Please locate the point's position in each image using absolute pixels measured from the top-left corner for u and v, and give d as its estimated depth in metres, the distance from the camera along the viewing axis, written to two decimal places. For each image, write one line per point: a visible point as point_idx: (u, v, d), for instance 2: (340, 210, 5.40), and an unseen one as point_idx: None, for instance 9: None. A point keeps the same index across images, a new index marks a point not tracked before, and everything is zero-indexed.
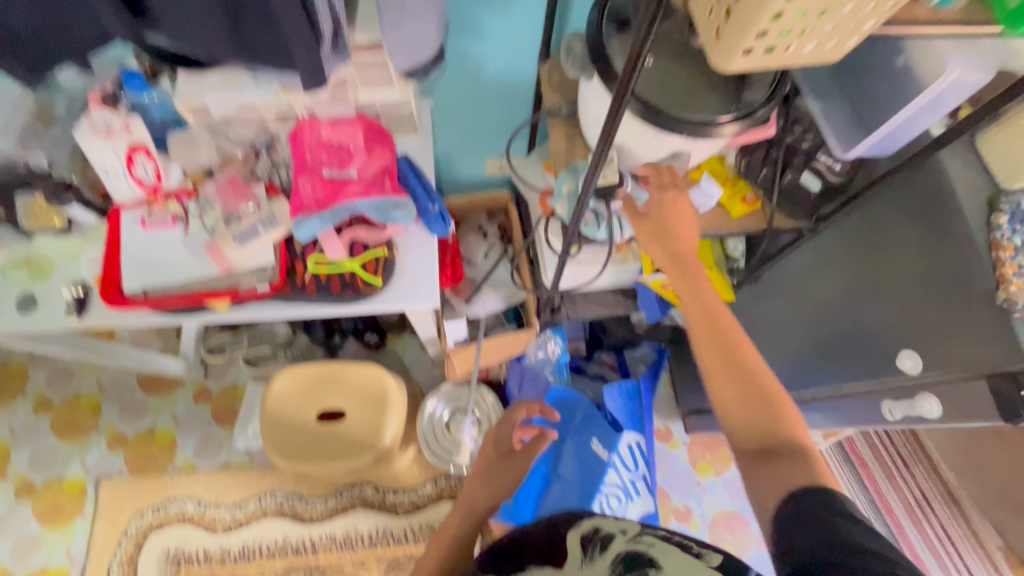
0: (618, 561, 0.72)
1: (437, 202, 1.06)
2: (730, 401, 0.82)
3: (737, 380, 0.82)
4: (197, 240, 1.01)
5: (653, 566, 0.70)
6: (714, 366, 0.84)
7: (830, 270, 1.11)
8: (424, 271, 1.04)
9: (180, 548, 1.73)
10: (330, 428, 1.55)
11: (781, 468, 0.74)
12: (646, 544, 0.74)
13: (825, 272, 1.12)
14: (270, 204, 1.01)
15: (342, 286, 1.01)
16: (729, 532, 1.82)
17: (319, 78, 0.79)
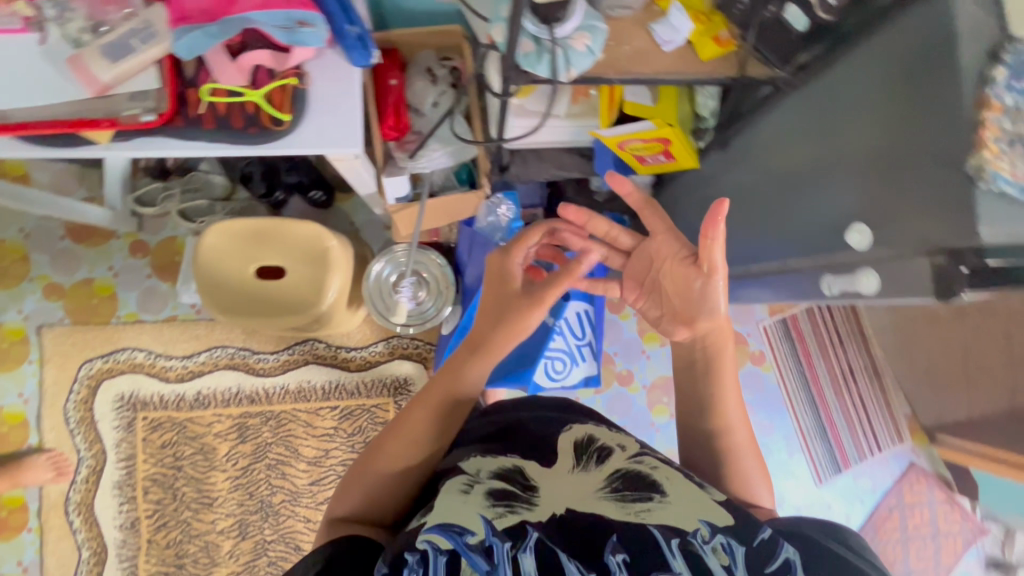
0: (616, 475, 0.78)
1: (356, 23, 0.88)
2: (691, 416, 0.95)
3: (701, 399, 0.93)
4: (58, 54, 0.83)
5: (655, 491, 0.75)
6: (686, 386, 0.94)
7: (799, 135, 1.01)
8: (342, 107, 0.90)
9: (134, 394, 1.77)
10: (271, 285, 1.49)
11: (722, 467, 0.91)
12: (646, 466, 0.80)
13: (795, 137, 1.02)
14: (147, 12, 0.83)
15: (246, 121, 0.87)
16: (666, 395, 1.94)
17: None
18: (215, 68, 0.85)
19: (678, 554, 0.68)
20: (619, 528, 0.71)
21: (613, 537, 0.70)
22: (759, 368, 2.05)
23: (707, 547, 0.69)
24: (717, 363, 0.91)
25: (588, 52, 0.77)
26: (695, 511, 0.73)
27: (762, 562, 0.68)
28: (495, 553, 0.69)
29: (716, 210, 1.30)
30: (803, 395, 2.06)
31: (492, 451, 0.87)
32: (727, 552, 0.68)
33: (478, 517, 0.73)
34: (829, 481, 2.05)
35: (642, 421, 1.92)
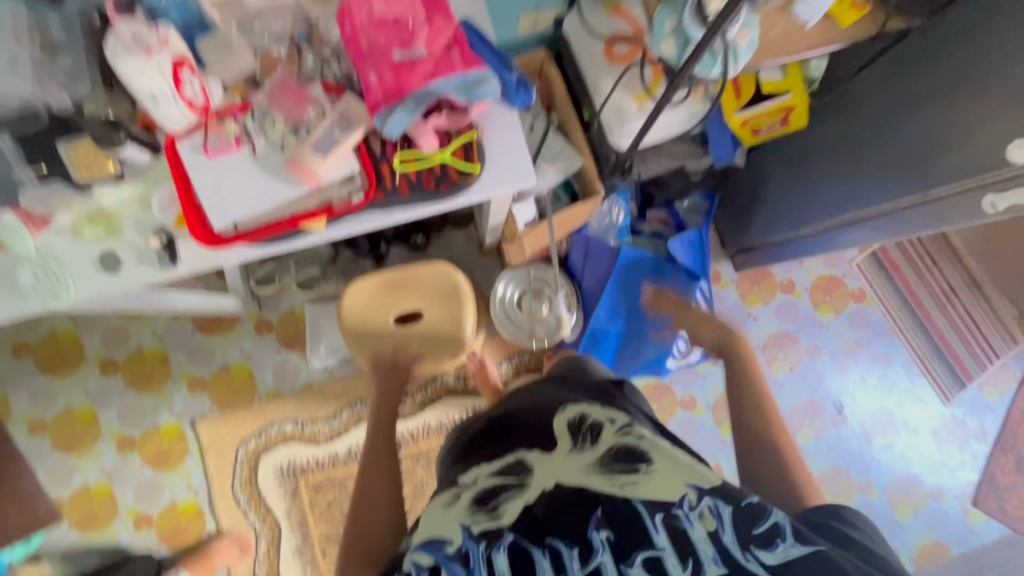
0: (609, 451, 0.87)
1: (514, 69, 0.96)
2: None
3: None
4: (270, 160, 0.92)
5: (642, 463, 0.85)
6: None
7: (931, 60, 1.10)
8: (512, 148, 0.98)
9: (292, 462, 1.86)
10: (411, 329, 1.57)
11: None
12: (635, 438, 0.88)
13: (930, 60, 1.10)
14: (337, 105, 0.92)
15: (436, 180, 0.96)
16: (781, 350, 2.04)
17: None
18: (409, 139, 0.94)
19: (661, 529, 0.78)
20: (605, 502, 0.81)
21: (598, 514, 0.80)
22: (862, 306, 2.09)
23: (692, 514, 0.79)
24: None
25: (750, 46, 0.85)
26: (681, 478, 0.83)
27: (750, 526, 0.78)
28: (472, 557, 0.78)
29: (827, 162, 1.36)
30: (910, 321, 2.10)
31: (489, 447, 0.95)
32: (714, 514, 0.79)
33: (458, 526, 0.82)
34: (957, 398, 2.08)
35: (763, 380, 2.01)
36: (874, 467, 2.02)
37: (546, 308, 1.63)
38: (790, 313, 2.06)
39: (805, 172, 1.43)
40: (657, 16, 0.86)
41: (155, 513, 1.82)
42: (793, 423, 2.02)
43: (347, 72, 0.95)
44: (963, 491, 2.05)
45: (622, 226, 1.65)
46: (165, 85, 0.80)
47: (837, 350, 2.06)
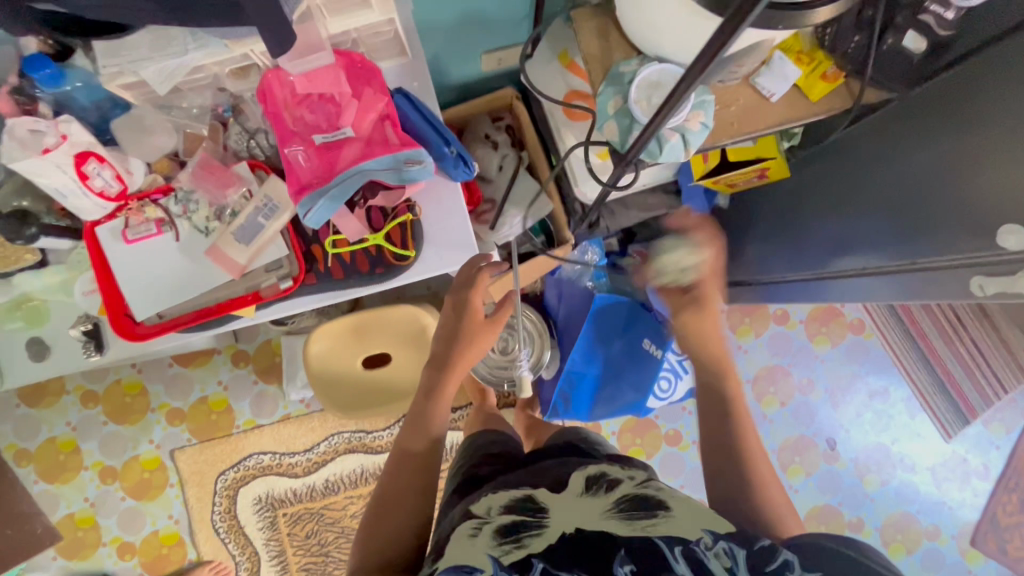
0: (625, 500, 0.63)
1: (452, 142, 0.88)
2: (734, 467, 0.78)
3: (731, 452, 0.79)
4: (194, 245, 0.87)
5: (662, 509, 0.61)
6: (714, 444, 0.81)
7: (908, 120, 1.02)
8: (453, 225, 0.92)
9: (270, 493, 1.86)
10: (380, 373, 1.53)
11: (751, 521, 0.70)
12: (654, 489, 0.65)
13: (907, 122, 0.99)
14: (262, 187, 0.86)
15: (371, 263, 0.90)
16: (772, 385, 1.96)
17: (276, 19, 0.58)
18: (336, 224, 0.87)
19: (681, 559, 0.55)
20: (627, 543, 0.58)
21: (620, 550, 0.57)
22: (861, 337, 1.99)
23: (708, 552, 0.56)
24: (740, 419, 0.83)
25: (704, 128, 0.76)
26: (700, 522, 0.60)
27: (761, 563, 0.55)
28: None
29: (814, 207, 1.26)
30: (912, 352, 1.99)
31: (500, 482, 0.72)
32: (729, 556, 0.56)
33: (484, 554, 0.59)
34: (959, 435, 1.98)
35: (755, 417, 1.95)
36: (868, 505, 1.95)
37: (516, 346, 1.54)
38: (784, 346, 1.97)
39: (792, 215, 1.34)
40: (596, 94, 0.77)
41: (137, 541, 1.84)
42: (783, 459, 1.95)
43: (276, 147, 0.90)
44: (962, 530, 1.96)
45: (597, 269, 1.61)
46: (69, 180, 0.76)
47: (834, 383, 1.97)
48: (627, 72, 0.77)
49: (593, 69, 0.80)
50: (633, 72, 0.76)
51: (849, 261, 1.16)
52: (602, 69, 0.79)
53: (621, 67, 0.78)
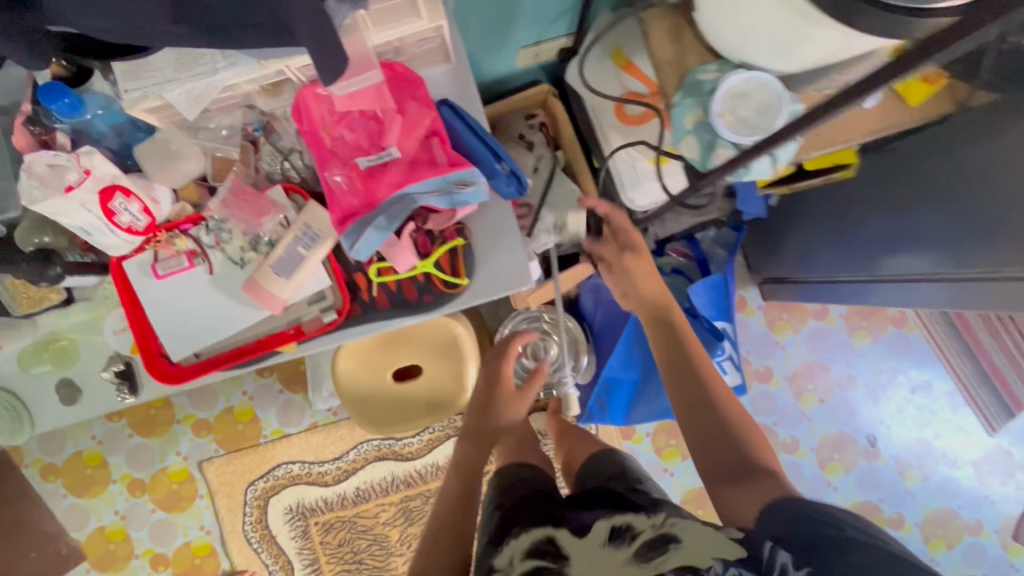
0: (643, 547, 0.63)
1: (504, 158, 0.81)
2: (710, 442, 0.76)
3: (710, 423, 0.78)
4: (229, 277, 0.81)
5: (675, 545, 0.61)
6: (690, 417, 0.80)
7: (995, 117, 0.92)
8: (505, 248, 0.85)
9: (301, 502, 1.84)
10: (412, 385, 1.47)
11: (745, 494, 0.67)
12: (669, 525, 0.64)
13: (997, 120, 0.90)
14: (301, 214, 0.79)
15: (418, 292, 0.84)
16: (809, 381, 1.90)
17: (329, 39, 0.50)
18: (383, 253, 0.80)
19: None
20: None
21: None
22: (904, 331, 1.93)
23: None
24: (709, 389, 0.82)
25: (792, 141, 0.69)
26: (711, 552, 0.60)
27: None
28: None
29: (874, 207, 1.18)
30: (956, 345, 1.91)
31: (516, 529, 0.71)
32: None
33: None
34: (1004, 429, 1.91)
35: (792, 414, 1.89)
36: (908, 501, 1.91)
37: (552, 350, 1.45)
38: (823, 339, 1.90)
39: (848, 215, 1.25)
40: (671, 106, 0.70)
41: (170, 552, 1.83)
42: (822, 456, 1.90)
43: (312, 167, 0.83)
44: (1005, 524, 1.91)
45: None
46: (95, 219, 0.70)
47: (875, 378, 1.91)
48: (706, 81, 0.69)
49: (665, 77, 0.72)
50: (714, 82, 0.68)
51: (907, 260, 1.09)
52: (675, 76, 0.71)
53: (698, 75, 0.70)
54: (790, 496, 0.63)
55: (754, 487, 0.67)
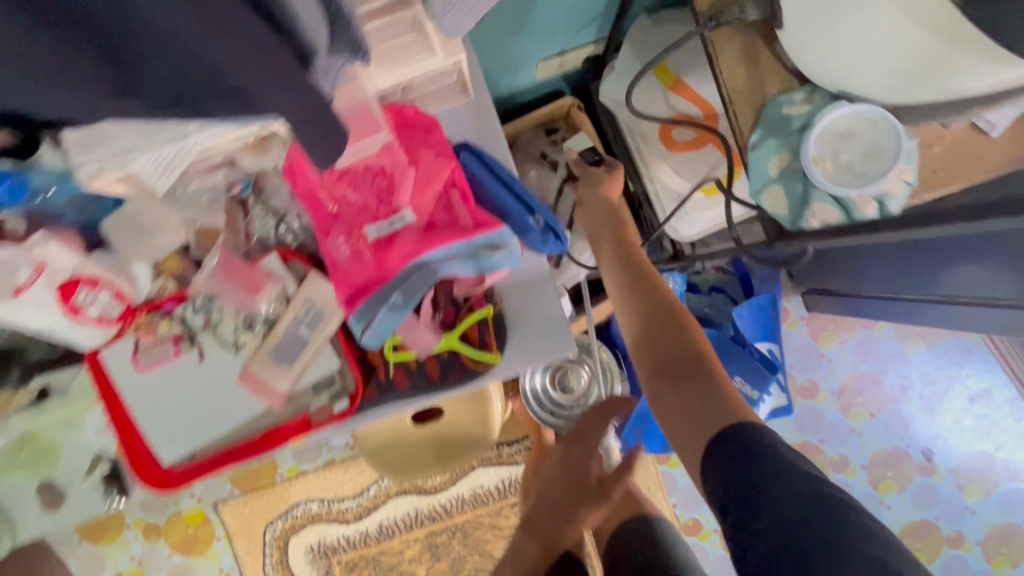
0: None
1: (537, 210, 0.68)
2: (647, 344, 0.67)
3: (648, 321, 0.68)
4: (223, 364, 0.69)
5: None
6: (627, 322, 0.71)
7: None
8: (540, 310, 0.73)
9: (323, 541, 1.67)
10: (434, 424, 1.34)
11: (686, 399, 0.60)
12: None
13: None
14: (300, 288, 0.68)
15: (441, 369, 0.71)
16: (859, 396, 1.63)
17: (323, 117, 0.37)
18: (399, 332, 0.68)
19: None
20: None
21: None
22: None
23: None
24: (644, 279, 0.74)
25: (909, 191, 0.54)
26: None
27: None
28: None
29: None
30: None
31: None
32: None
33: None
34: None
35: (841, 430, 1.61)
36: None
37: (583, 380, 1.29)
38: (873, 349, 1.64)
39: None
40: (751, 149, 0.56)
41: None
42: (872, 474, 1.62)
43: (311, 228, 0.70)
44: None
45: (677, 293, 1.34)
46: (58, 320, 0.59)
47: (929, 378, 1.64)
48: (795, 117, 0.55)
49: (739, 111, 0.57)
50: (806, 119, 0.54)
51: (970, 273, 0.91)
52: (752, 111, 0.57)
53: (784, 110, 0.56)
54: (740, 415, 0.56)
55: (695, 392, 0.60)
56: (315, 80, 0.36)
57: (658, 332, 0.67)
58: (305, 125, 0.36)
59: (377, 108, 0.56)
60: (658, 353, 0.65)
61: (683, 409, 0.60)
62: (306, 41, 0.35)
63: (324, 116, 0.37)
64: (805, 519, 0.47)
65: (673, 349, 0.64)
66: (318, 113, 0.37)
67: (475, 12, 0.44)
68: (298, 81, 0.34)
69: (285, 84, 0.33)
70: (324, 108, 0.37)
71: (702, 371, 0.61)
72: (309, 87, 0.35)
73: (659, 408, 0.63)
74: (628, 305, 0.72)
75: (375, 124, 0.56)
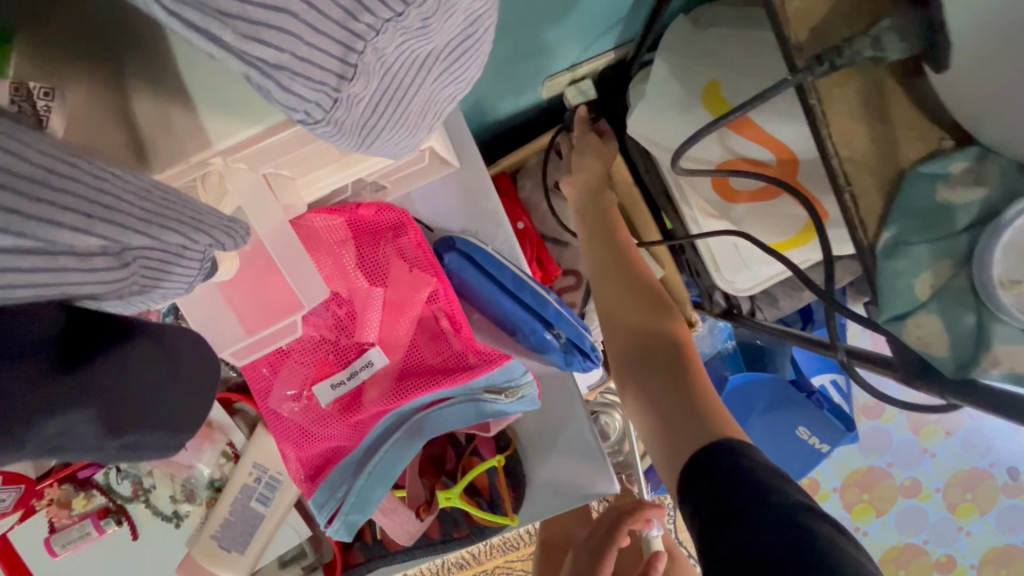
0: None
1: (556, 323, 0.49)
2: (623, 324, 0.52)
3: (628, 296, 0.53)
4: (161, 539, 0.53)
5: None
6: (600, 292, 0.55)
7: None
8: (567, 443, 0.55)
9: None
10: None
11: (663, 397, 0.45)
12: None
13: None
14: (249, 445, 0.52)
15: (445, 526, 0.54)
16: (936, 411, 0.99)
17: (128, 423, 0.19)
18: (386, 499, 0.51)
19: None
20: None
21: None
22: None
23: None
24: (622, 247, 0.57)
25: None
26: None
27: None
28: None
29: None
30: None
31: None
32: None
33: None
34: None
35: (908, 450, 0.98)
36: None
37: (620, 423, 0.90)
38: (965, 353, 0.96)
39: None
40: (884, 256, 0.36)
41: None
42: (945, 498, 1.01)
43: None
44: None
45: (725, 331, 0.94)
46: None
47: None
48: (960, 210, 0.35)
49: (862, 195, 0.37)
50: (973, 213, 0.34)
51: None
52: (882, 193, 0.37)
53: (939, 193, 0.35)
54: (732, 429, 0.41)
55: (673, 390, 0.45)
56: (101, 368, 0.19)
57: (637, 312, 0.52)
58: (94, 446, 0.19)
59: (275, 249, 0.34)
60: (636, 337, 0.50)
61: (657, 411, 0.45)
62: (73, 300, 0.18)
63: (135, 414, 0.20)
64: (769, 544, 0.32)
65: (653, 338, 0.49)
66: (115, 423, 0.19)
67: (423, 121, 0.25)
68: (36, 416, 0.17)
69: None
70: (137, 396, 0.20)
71: (689, 367, 0.46)
72: (69, 407, 0.17)
73: (630, 402, 0.48)
74: (602, 272, 0.56)
75: (278, 270, 0.35)
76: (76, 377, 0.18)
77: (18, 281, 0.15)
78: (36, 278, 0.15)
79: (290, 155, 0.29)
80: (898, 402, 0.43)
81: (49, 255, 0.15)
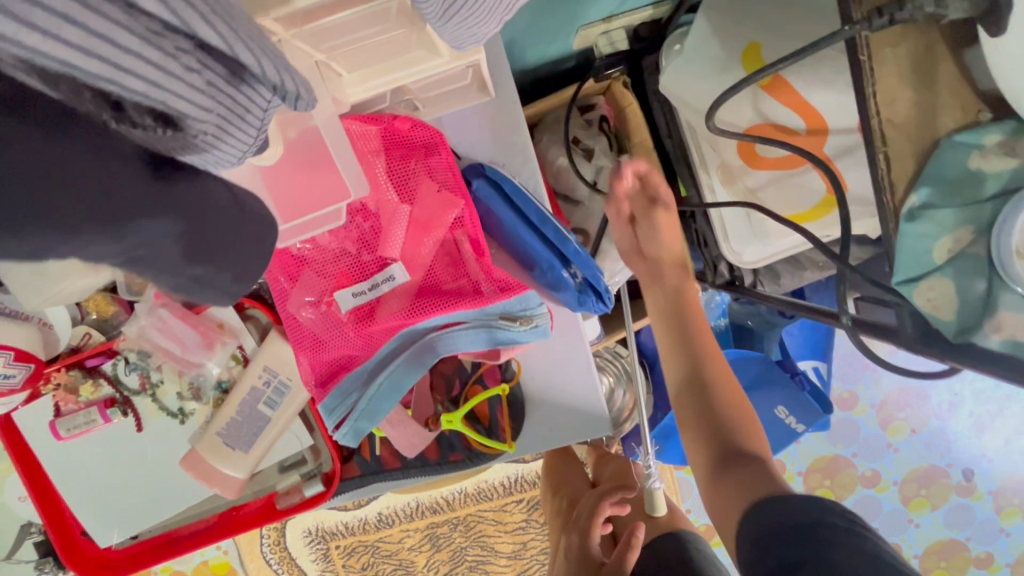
0: None
1: (574, 262, 0.50)
2: (699, 423, 0.52)
3: (706, 394, 0.53)
4: (163, 434, 0.54)
5: None
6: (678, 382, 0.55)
7: None
8: (567, 384, 0.56)
9: (286, 546, 0.99)
10: None
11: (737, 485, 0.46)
12: None
13: None
14: (260, 351, 0.53)
15: (442, 449, 0.56)
16: (905, 410, 1.00)
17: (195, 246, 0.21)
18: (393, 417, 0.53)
19: None
20: None
21: None
22: None
23: None
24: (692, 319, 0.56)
25: None
26: None
27: None
28: None
29: None
30: None
31: None
32: None
33: None
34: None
35: (874, 444, 1.01)
36: None
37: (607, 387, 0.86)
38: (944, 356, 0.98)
39: None
40: (907, 219, 0.37)
41: None
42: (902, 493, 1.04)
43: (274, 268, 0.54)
44: None
45: (720, 305, 0.95)
46: None
47: (993, 390, 0.99)
48: (990, 179, 0.36)
49: (896, 156, 0.38)
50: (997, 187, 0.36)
51: None
52: (914, 156, 0.38)
53: (971, 160, 0.36)
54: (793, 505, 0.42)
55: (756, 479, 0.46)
56: (173, 187, 0.20)
57: (714, 410, 0.52)
58: (171, 267, 0.21)
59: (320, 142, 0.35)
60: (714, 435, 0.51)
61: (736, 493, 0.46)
62: (147, 116, 0.19)
63: (209, 245, 0.22)
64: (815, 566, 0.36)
65: (726, 437, 0.50)
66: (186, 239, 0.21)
67: (500, 7, 0.25)
68: (115, 213, 0.18)
69: (89, 217, 0.18)
70: (208, 226, 0.22)
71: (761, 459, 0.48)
72: (147, 214, 0.19)
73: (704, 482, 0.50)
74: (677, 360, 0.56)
75: (316, 165, 0.36)
76: (166, 191, 0.20)
77: (135, 70, 0.16)
78: (149, 73, 0.17)
79: (352, 41, 0.30)
80: (901, 370, 0.45)
81: (166, 48, 0.17)
